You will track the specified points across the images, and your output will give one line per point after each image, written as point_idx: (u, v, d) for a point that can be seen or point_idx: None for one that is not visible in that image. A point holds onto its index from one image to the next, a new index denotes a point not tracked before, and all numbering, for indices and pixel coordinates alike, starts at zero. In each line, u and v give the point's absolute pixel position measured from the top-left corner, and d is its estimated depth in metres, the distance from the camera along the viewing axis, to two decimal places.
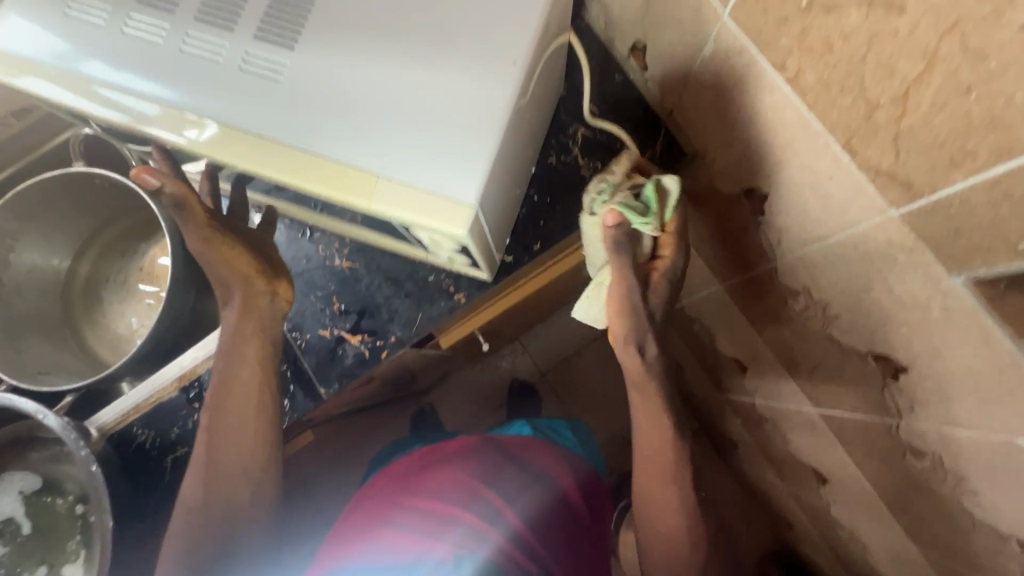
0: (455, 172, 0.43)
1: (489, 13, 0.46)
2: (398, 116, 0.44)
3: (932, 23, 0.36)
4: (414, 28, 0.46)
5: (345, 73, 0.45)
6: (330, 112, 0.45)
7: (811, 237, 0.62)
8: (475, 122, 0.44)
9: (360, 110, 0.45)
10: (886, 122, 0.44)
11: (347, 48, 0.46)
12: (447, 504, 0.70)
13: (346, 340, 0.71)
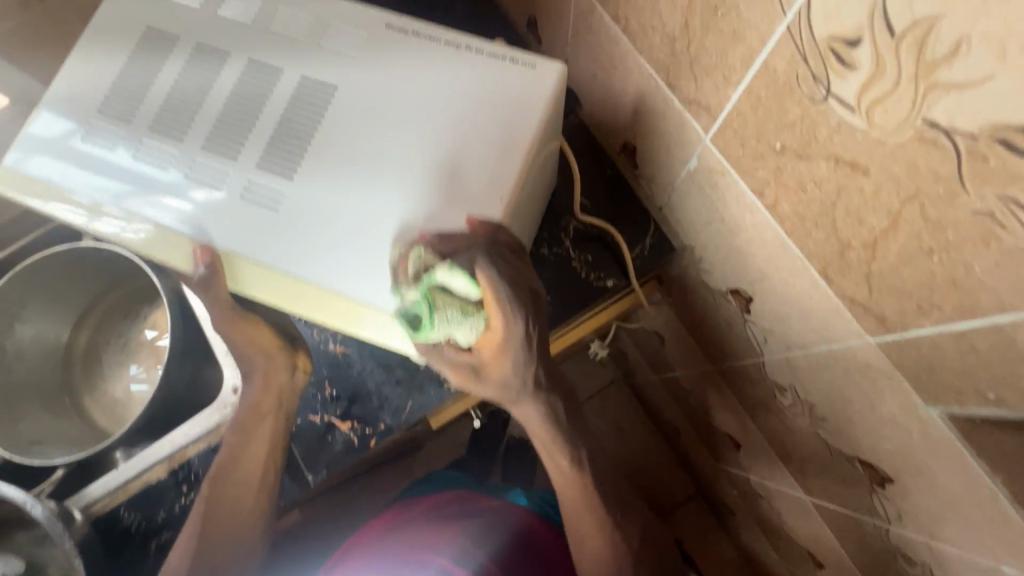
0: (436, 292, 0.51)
1: (468, 147, 0.53)
2: (387, 242, 0.52)
3: (893, 188, 0.38)
4: (403, 161, 0.53)
5: (343, 201, 0.53)
6: (318, 240, 0.53)
7: (795, 342, 0.63)
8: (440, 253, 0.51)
9: (355, 235, 0.52)
10: (858, 262, 0.45)
11: (345, 178, 0.53)
12: (424, 549, 0.73)
13: (337, 427, 0.72)
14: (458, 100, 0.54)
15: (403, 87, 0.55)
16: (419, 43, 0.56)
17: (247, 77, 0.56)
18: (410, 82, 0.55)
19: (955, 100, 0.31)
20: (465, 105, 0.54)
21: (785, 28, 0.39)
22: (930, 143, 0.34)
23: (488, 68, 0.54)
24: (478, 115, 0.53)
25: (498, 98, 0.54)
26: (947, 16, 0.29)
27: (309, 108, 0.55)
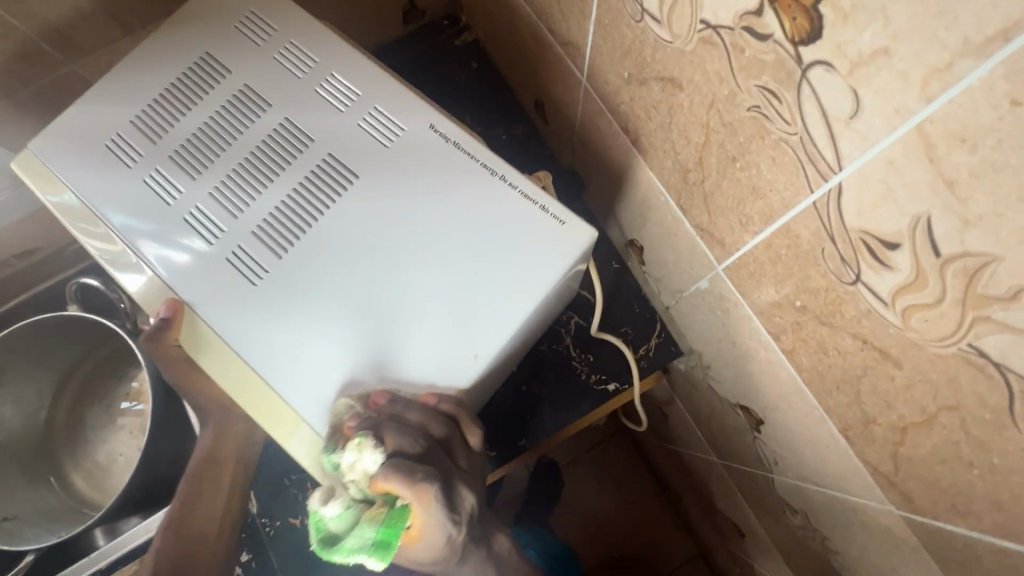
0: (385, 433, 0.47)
1: (466, 285, 0.49)
2: (368, 361, 0.48)
3: (928, 392, 0.34)
4: (397, 274, 0.49)
5: (323, 308, 0.49)
6: (298, 338, 0.48)
7: (808, 477, 0.58)
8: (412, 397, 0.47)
9: (323, 342, 0.48)
10: (884, 439, 0.41)
11: (333, 286, 0.49)
12: None
13: None
14: (474, 228, 0.50)
15: (423, 194, 0.51)
16: (452, 153, 0.52)
17: (276, 141, 0.53)
18: (428, 193, 0.51)
19: (1009, 341, 0.27)
20: (482, 234, 0.50)
21: (810, 202, 0.35)
22: (975, 368, 0.30)
23: (512, 206, 0.50)
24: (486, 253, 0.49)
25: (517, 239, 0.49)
26: (1005, 261, 0.25)
27: (311, 203, 0.51)
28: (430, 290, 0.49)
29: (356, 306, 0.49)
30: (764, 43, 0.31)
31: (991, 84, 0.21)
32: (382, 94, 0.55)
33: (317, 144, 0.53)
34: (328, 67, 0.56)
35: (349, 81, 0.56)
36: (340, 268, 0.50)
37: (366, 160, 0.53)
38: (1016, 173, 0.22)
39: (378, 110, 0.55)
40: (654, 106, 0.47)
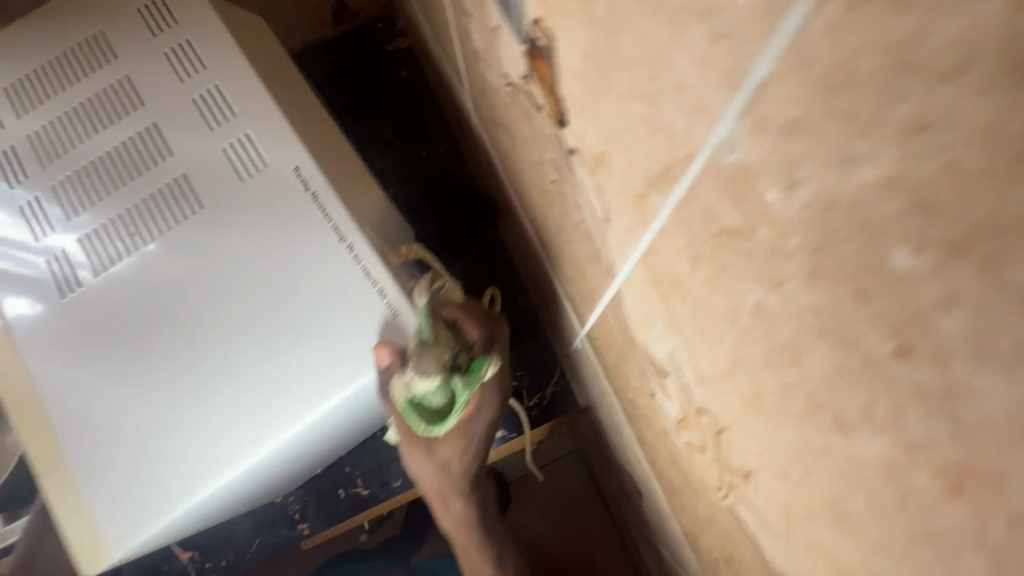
0: (116, 514, 0.34)
1: (254, 362, 0.34)
2: (144, 417, 0.34)
3: (720, 536, 0.29)
4: (177, 322, 0.35)
5: (79, 335, 0.36)
6: (72, 357, 0.36)
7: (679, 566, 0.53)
8: (180, 480, 0.34)
9: (70, 376, 0.35)
10: (705, 560, 0.36)
11: (97, 315, 0.36)
12: None
13: (176, 555, 0.64)
14: (288, 286, 0.35)
15: (236, 223, 0.36)
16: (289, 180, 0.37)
17: (100, 105, 0.40)
18: (258, 208, 0.37)
19: (755, 521, 0.22)
20: (302, 287, 0.35)
21: (610, 298, 0.30)
22: (740, 533, 0.25)
23: (343, 275, 0.35)
24: (293, 325, 0.35)
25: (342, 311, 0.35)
26: (730, 434, 0.20)
27: (101, 189, 0.38)
28: (223, 342, 0.35)
29: (130, 340, 0.35)
30: (542, 115, 0.26)
31: (677, 231, 0.16)
32: (241, 75, 0.39)
33: (139, 106, 0.39)
34: (183, 11, 0.41)
35: (201, 41, 0.40)
36: (110, 293, 0.36)
37: (190, 152, 0.38)
38: (717, 343, 0.17)
39: (217, 92, 0.39)
40: (507, 153, 0.42)
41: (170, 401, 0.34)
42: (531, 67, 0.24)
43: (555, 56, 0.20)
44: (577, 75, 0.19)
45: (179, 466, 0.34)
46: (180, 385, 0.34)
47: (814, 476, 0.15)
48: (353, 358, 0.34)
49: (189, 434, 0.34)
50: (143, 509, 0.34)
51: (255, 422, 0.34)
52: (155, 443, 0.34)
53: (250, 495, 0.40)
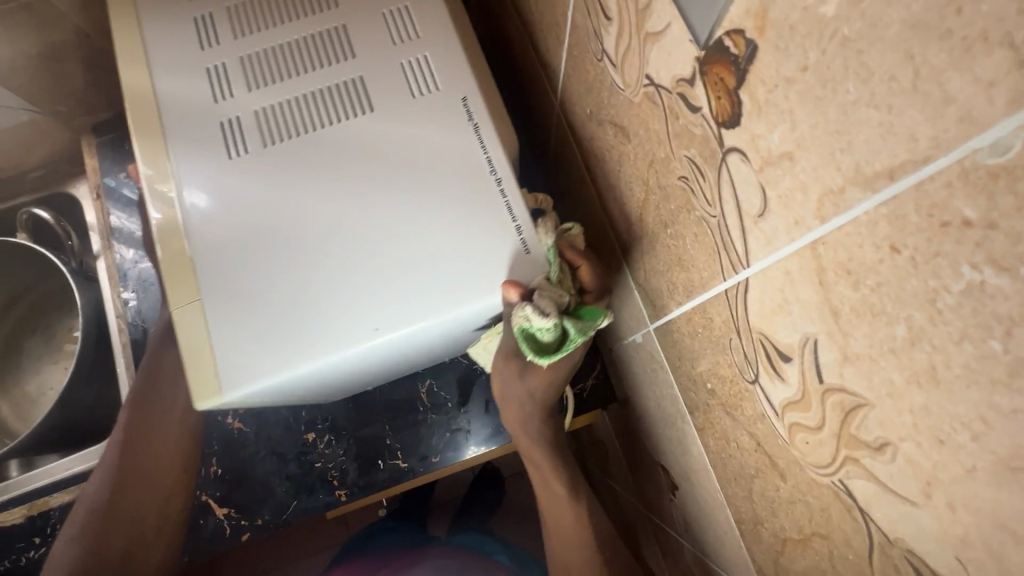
0: (258, 350, 0.36)
1: (408, 255, 0.38)
2: (305, 271, 0.38)
3: (805, 513, 0.32)
4: (346, 209, 0.39)
5: (257, 193, 0.39)
6: (242, 210, 0.39)
7: (711, 557, 0.56)
8: (326, 330, 0.37)
9: (247, 228, 0.38)
10: (767, 543, 0.39)
11: (272, 186, 0.39)
12: None
13: (210, 511, 0.66)
14: (448, 195, 0.39)
15: (408, 135, 0.41)
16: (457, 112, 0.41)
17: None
18: (422, 114, 0.41)
19: (873, 491, 0.24)
20: (457, 185, 0.39)
21: (722, 289, 0.33)
22: (844, 507, 0.27)
23: (489, 200, 0.39)
24: (446, 217, 0.39)
25: (489, 212, 0.39)
26: (875, 409, 0.22)
27: (282, 67, 0.42)
28: (382, 216, 0.39)
29: (298, 203, 0.39)
30: (694, 114, 0.29)
31: (874, 222, 0.19)
32: (431, 11, 0.44)
33: (333, 8, 0.44)
34: None
35: None
36: (282, 164, 0.40)
37: (365, 52, 0.43)
38: (890, 323, 0.20)
39: (404, 12, 0.44)
40: (607, 148, 0.45)
41: (331, 260, 0.38)
42: (700, 69, 0.27)
43: (750, 64, 0.23)
44: (783, 81, 0.21)
45: (329, 317, 0.37)
46: (345, 248, 0.38)
47: (985, 439, 0.18)
48: (492, 273, 0.37)
49: (344, 292, 0.37)
50: (288, 352, 0.36)
51: (399, 312, 0.37)
52: (312, 308, 0.37)
53: (342, 376, 0.43)
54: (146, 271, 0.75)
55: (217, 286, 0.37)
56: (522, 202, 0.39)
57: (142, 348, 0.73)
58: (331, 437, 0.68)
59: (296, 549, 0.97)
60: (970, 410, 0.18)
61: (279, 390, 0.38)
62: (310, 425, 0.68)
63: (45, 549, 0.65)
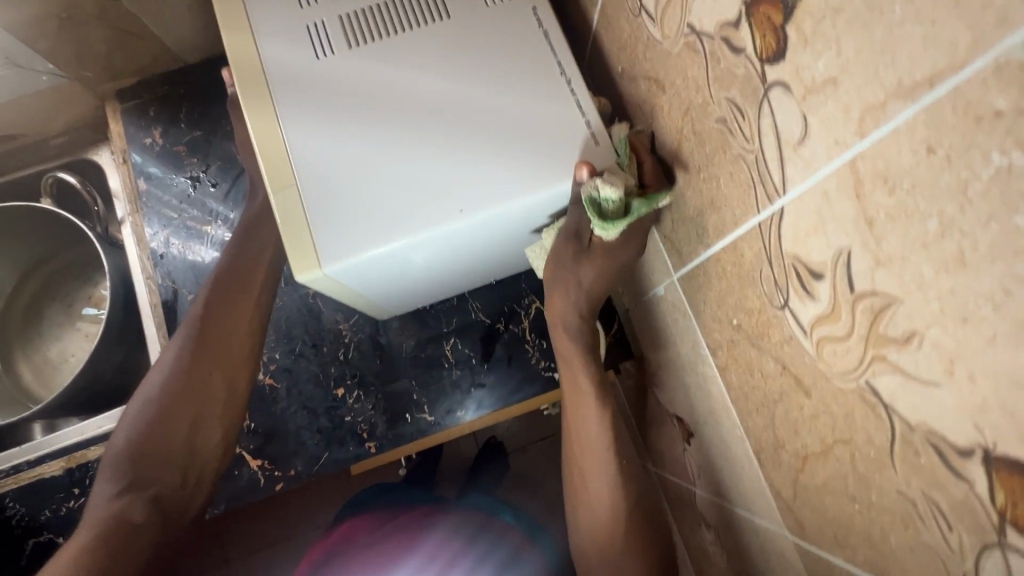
0: (348, 234, 0.44)
1: (493, 146, 0.46)
2: (389, 169, 0.46)
3: (829, 423, 0.35)
4: (429, 114, 0.47)
5: (351, 103, 0.47)
6: (336, 120, 0.47)
7: (725, 495, 0.59)
8: (410, 213, 0.45)
9: (349, 130, 0.47)
10: (788, 464, 0.42)
11: (377, 92, 0.48)
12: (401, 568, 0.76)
13: (245, 463, 0.69)
14: (519, 95, 0.47)
15: (480, 51, 0.49)
16: (531, 24, 0.50)
17: None
18: (489, 36, 0.50)
19: (898, 383, 0.28)
20: (524, 88, 0.48)
21: (755, 222, 0.36)
22: (869, 406, 0.31)
23: (561, 97, 0.47)
24: (516, 116, 0.47)
25: (554, 110, 0.47)
26: (904, 304, 0.26)
27: None
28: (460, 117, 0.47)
29: (381, 114, 0.47)
30: (737, 56, 0.32)
31: (912, 129, 0.22)
32: None
33: None
34: None
35: None
36: (371, 76, 0.48)
37: None
38: (923, 220, 0.23)
39: None
40: (640, 104, 0.48)
41: (411, 158, 0.46)
42: (746, 11, 0.30)
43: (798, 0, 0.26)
44: (831, 12, 0.24)
45: (412, 204, 0.45)
46: (425, 148, 0.46)
47: (1006, 308, 0.21)
48: (564, 163, 0.46)
49: (426, 182, 0.45)
50: (376, 233, 0.44)
51: (484, 192, 0.45)
52: (396, 198, 0.45)
53: (422, 262, 0.50)
54: (176, 235, 0.77)
55: (314, 179, 0.46)
56: (586, 100, 0.47)
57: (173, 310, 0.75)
58: (359, 391, 0.71)
59: (315, 509, 1.01)
60: (993, 284, 0.21)
61: (364, 266, 0.45)
62: (339, 381, 0.71)
63: (85, 499, 0.67)
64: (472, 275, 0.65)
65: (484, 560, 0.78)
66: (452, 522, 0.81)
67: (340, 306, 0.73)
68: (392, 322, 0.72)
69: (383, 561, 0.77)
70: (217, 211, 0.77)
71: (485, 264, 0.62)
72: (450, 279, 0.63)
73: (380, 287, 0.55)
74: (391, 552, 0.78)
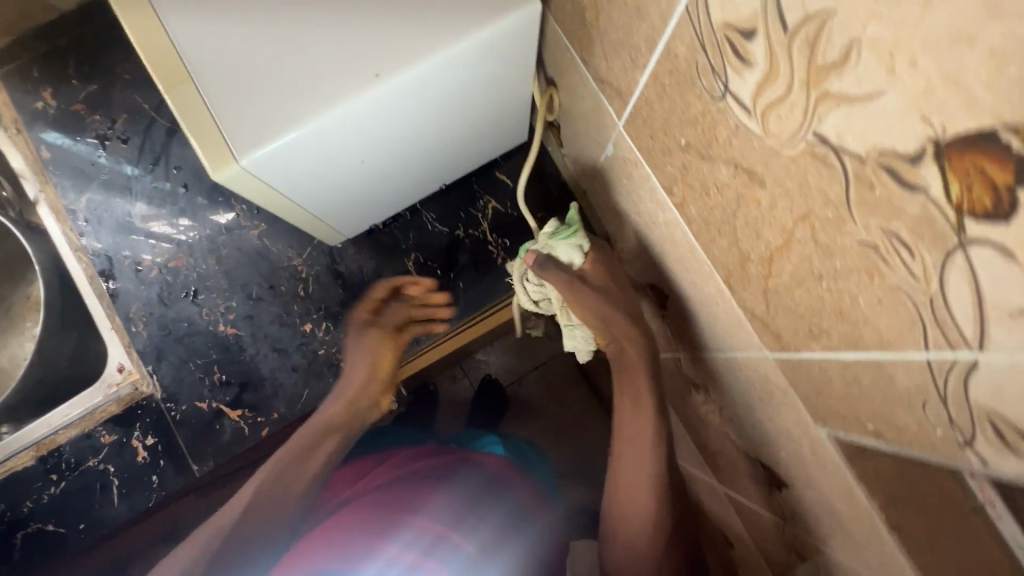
0: (260, 121, 0.41)
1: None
2: (287, 41, 0.41)
3: (787, 205, 0.34)
4: None
5: None
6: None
7: (706, 345, 0.60)
8: (320, 87, 0.41)
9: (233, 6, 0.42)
10: (756, 275, 0.42)
11: None
12: (387, 527, 0.63)
13: (225, 415, 0.67)
14: None
15: None
16: None
17: None
18: None
19: (844, 116, 0.26)
20: None
21: (683, 8, 0.34)
22: (820, 161, 0.29)
23: None
24: None
25: None
26: (840, 13, 0.24)
27: None
28: None
29: None
30: None
31: None
32: None
33: None
34: None
35: None
36: None
37: None
38: None
39: None
40: None
41: (309, 26, 0.41)
42: None
43: None
44: None
45: (321, 76, 0.41)
46: (321, 13, 0.41)
47: None
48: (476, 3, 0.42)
49: (331, 48, 0.41)
50: (289, 115, 0.41)
51: (396, 48, 0.41)
52: (303, 72, 0.41)
53: (354, 150, 0.47)
54: (93, 199, 0.70)
55: (208, 67, 0.41)
56: None
57: (110, 280, 0.69)
58: (328, 323, 0.68)
59: None
60: None
61: (286, 155, 0.42)
62: (305, 316, 0.68)
63: (66, 483, 0.65)
64: (421, 177, 0.63)
65: (487, 518, 0.66)
66: (455, 478, 0.70)
67: (290, 241, 0.70)
68: (348, 248, 0.70)
69: (371, 522, 0.64)
70: (134, 167, 0.71)
71: (430, 159, 0.59)
72: (398, 182, 0.60)
73: (320, 191, 0.52)
74: (381, 513, 0.64)
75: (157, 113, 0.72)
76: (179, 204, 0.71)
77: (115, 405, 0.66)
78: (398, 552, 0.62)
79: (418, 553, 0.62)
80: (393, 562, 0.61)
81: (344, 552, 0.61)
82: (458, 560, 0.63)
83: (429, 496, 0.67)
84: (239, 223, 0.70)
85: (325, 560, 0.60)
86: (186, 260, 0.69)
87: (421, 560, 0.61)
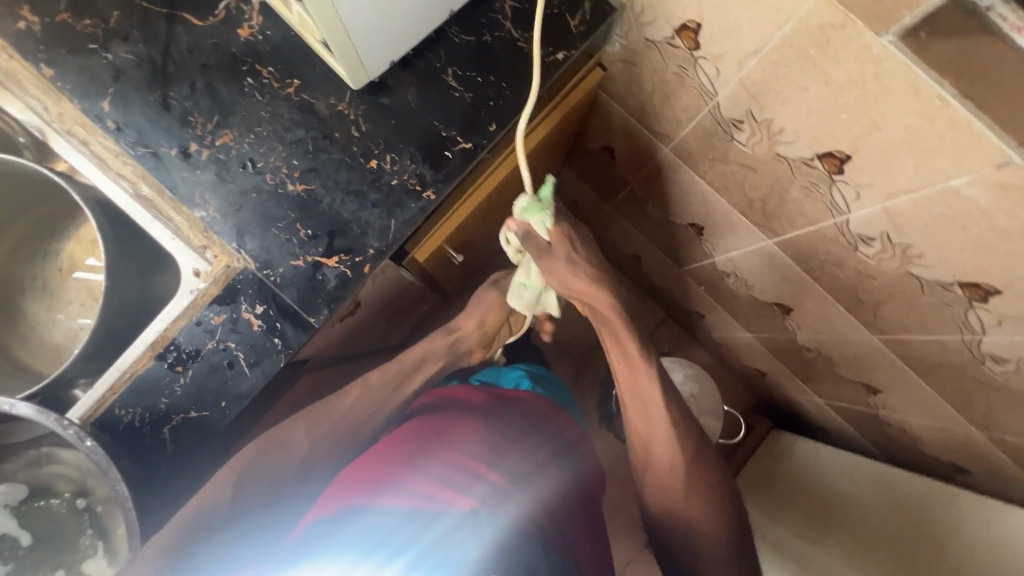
0: None
1: None
2: None
3: None
4: None
5: None
6: None
7: (751, 51, 0.65)
8: None
9: None
10: None
11: None
12: (416, 462, 0.68)
13: (324, 264, 0.68)
14: None
15: None
16: None
17: None
18: None
19: None
20: None
21: None
22: None
23: None
24: None
25: None
26: None
27: None
28: None
29: None
30: None
31: None
32: None
33: None
34: None
35: None
36: None
37: None
38: None
39: None
40: None
41: None
42: None
43: None
44: None
45: None
46: None
47: None
48: None
49: None
50: None
51: None
52: None
53: None
54: (116, 104, 0.68)
55: None
56: None
57: (162, 174, 0.68)
58: (392, 154, 0.70)
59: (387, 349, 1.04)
60: None
61: None
62: (367, 154, 0.69)
63: (193, 371, 0.66)
64: None
65: (518, 460, 0.73)
66: (479, 417, 0.76)
67: (329, 88, 0.70)
68: (386, 81, 0.70)
69: (384, 462, 0.69)
70: (140, 60, 0.69)
71: None
72: None
73: None
74: (411, 445, 0.70)
75: (147, 3, 0.69)
76: (197, 84, 0.69)
77: (214, 287, 0.67)
78: (425, 486, 0.66)
79: (443, 485, 0.66)
80: (415, 492, 0.65)
81: (373, 482, 0.66)
82: (483, 494, 0.67)
83: (458, 435, 0.72)
84: (270, 86, 0.69)
85: (355, 487, 0.66)
86: (232, 134, 0.69)
87: (446, 491, 0.66)
